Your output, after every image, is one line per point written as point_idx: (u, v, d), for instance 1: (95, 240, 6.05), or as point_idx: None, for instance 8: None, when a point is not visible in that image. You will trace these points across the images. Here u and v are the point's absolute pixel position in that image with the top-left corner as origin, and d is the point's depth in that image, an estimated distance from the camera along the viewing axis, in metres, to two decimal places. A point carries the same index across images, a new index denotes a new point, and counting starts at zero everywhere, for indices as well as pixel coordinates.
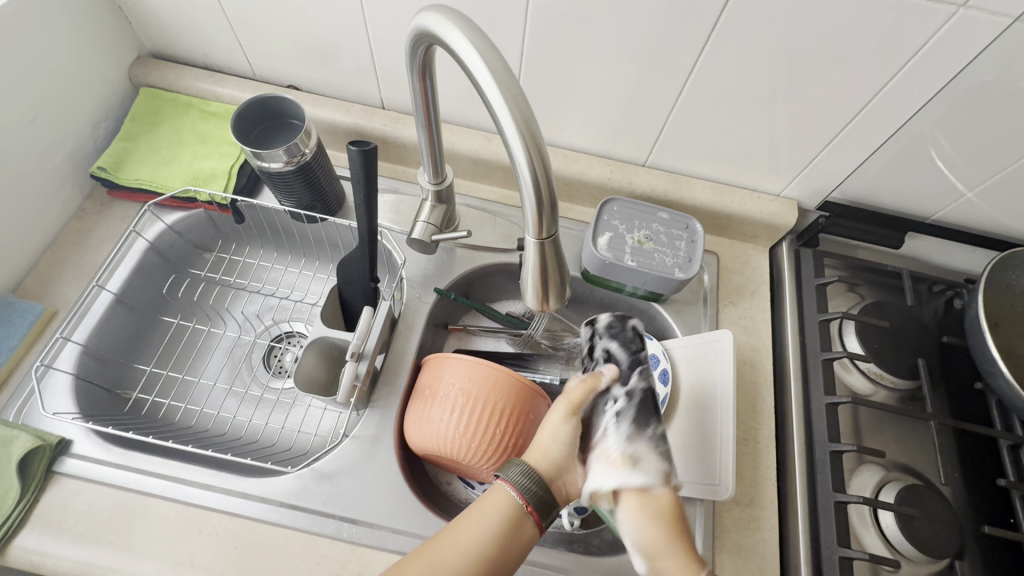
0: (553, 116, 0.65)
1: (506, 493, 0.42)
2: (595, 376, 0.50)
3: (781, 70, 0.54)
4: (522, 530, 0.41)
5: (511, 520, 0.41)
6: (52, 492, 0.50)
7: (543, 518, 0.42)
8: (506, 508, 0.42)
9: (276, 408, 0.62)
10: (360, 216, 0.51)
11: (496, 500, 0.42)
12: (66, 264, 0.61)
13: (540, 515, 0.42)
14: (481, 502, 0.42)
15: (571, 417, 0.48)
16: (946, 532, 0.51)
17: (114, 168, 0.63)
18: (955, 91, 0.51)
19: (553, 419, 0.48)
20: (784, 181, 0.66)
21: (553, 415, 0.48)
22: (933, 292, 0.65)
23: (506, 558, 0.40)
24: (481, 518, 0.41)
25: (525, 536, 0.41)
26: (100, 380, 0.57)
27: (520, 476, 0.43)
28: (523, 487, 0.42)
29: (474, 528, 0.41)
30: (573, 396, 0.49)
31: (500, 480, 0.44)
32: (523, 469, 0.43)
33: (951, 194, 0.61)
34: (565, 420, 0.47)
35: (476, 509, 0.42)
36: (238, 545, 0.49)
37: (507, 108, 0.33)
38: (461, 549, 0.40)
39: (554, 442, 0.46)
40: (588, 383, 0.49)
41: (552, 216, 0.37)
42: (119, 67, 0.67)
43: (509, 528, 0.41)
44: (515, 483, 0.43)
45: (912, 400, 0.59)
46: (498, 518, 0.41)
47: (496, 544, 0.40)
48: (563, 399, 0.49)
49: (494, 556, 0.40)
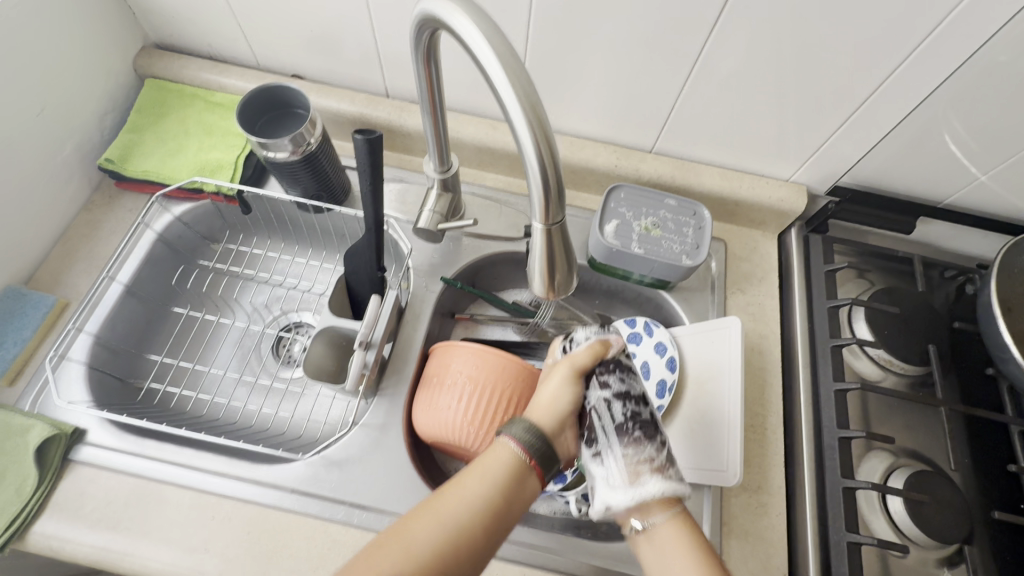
0: (560, 102, 0.65)
1: (510, 448, 0.44)
2: (603, 343, 0.51)
3: (793, 52, 0.52)
4: (525, 485, 0.42)
5: (516, 475, 0.42)
6: (68, 480, 0.51)
7: (544, 472, 0.44)
8: (510, 462, 0.43)
9: (285, 397, 0.62)
10: (366, 205, 0.51)
11: (498, 456, 0.43)
12: (75, 256, 0.62)
13: (541, 468, 0.44)
14: (483, 458, 0.43)
15: (575, 382, 0.49)
16: (954, 518, 0.51)
17: (122, 160, 0.63)
18: (969, 72, 0.50)
19: (558, 376, 0.49)
20: (794, 166, 0.65)
21: (558, 373, 0.49)
22: (944, 278, 0.64)
23: (510, 512, 0.41)
24: (484, 473, 0.42)
25: (528, 492, 0.42)
26: (112, 370, 0.58)
27: (522, 431, 0.44)
28: (525, 440, 0.44)
29: (479, 482, 0.41)
30: (580, 360, 0.50)
31: (502, 437, 0.45)
32: (526, 425, 0.45)
33: (964, 177, 0.60)
34: (570, 384, 0.49)
35: (478, 465, 0.43)
36: (251, 530, 0.50)
37: (513, 92, 0.33)
38: (468, 502, 0.40)
39: (559, 400, 0.48)
40: (597, 348, 0.51)
41: (560, 202, 0.37)
42: (125, 59, 0.66)
43: (514, 481, 0.42)
44: (517, 437, 0.44)
45: (922, 385, 0.59)
46: (503, 471, 0.42)
47: (501, 497, 0.41)
48: (567, 363, 0.50)
49: (499, 509, 0.41)
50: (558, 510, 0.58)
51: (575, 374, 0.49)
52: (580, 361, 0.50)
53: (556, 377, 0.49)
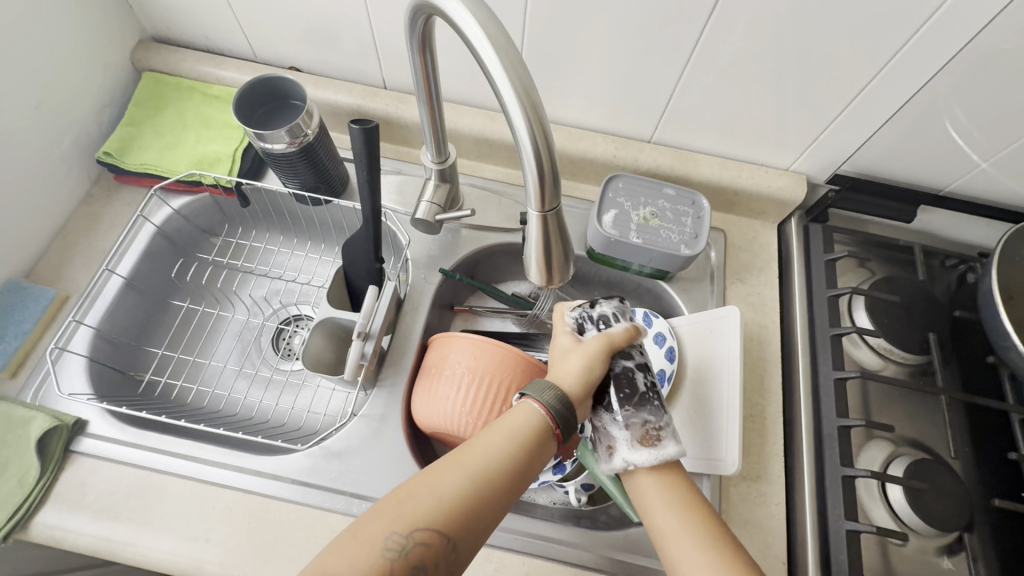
0: (558, 92, 0.64)
1: (534, 409, 0.43)
2: (636, 327, 0.50)
3: (791, 39, 0.52)
4: (549, 443, 0.42)
5: (539, 433, 0.42)
6: (70, 471, 0.51)
7: (563, 438, 0.43)
8: (535, 422, 0.42)
9: (285, 389, 0.63)
10: (364, 195, 0.51)
11: (524, 414, 0.43)
12: (76, 250, 0.62)
13: (563, 435, 0.43)
14: (507, 416, 0.43)
15: (607, 360, 0.47)
16: (954, 505, 0.51)
17: (120, 153, 0.63)
18: (969, 57, 0.50)
19: (586, 349, 0.47)
20: (794, 156, 0.65)
21: (591, 346, 0.47)
22: (945, 267, 0.64)
23: (533, 467, 0.42)
24: (509, 429, 0.42)
25: (552, 449, 0.43)
26: (113, 362, 0.58)
27: (555, 400, 0.43)
28: (557, 408, 0.42)
29: (505, 438, 0.41)
30: (615, 338, 0.48)
31: (525, 397, 0.44)
32: (558, 394, 0.43)
33: (965, 165, 0.60)
34: (602, 361, 0.47)
35: (501, 422, 0.43)
36: (252, 521, 0.50)
37: (507, 76, 0.32)
38: (493, 457, 0.41)
39: (591, 378, 0.46)
40: (632, 330, 0.50)
41: (555, 188, 0.36)
42: (122, 52, 0.66)
43: (537, 440, 0.42)
44: (547, 403, 0.43)
45: (922, 374, 0.58)
46: (528, 430, 0.42)
47: (526, 455, 0.41)
48: (602, 339, 0.48)
49: (524, 464, 0.41)
50: (558, 500, 0.58)
51: (607, 351, 0.47)
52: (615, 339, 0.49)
53: (587, 350, 0.47)
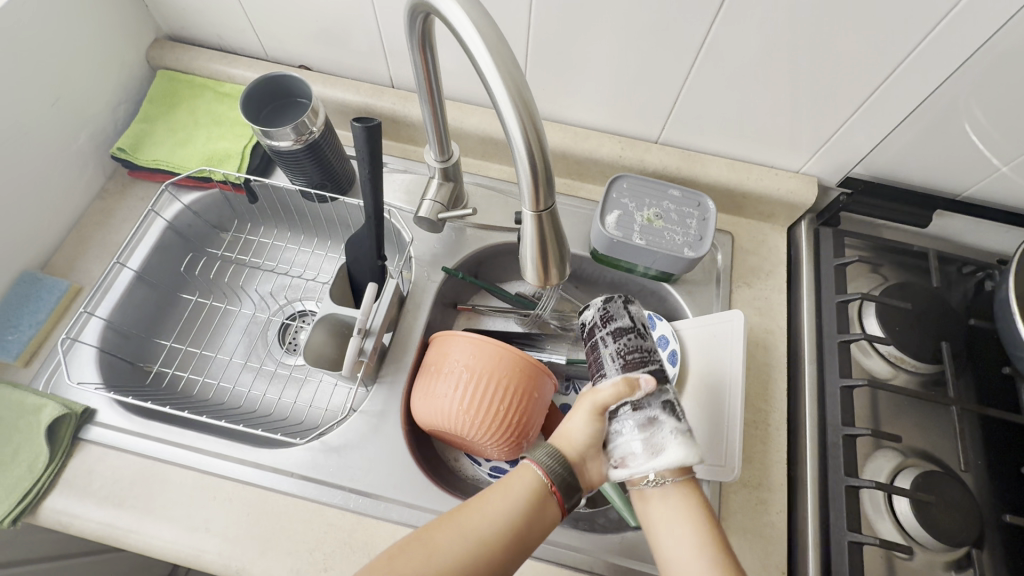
0: (563, 91, 0.64)
1: (533, 471, 0.43)
2: (629, 381, 0.46)
3: (802, 37, 0.51)
4: (545, 512, 0.42)
5: (538, 498, 0.42)
6: (78, 458, 0.52)
7: (566, 501, 0.43)
8: (534, 487, 0.43)
9: (288, 384, 0.63)
10: (367, 193, 0.51)
11: (522, 477, 0.43)
12: (90, 243, 0.64)
13: (563, 497, 0.43)
14: (509, 477, 0.43)
15: (595, 420, 0.45)
16: (963, 520, 0.49)
17: (133, 149, 0.65)
18: (987, 56, 0.48)
19: (580, 411, 0.46)
20: (805, 157, 0.64)
21: (581, 409, 0.46)
22: (963, 274, 0.62)
23: (529, 536, 0.41)
24: (512, 491, 0.42)
25: (548, 518, 0.42)
26: (123, 354, 0.60)
27: (546, 457, 0.44)
28: (548, 466, 0.43)
29: (502, 501, 0.42)
30: (602, 397, 0.46)
31: (527, 460, 0.45)
32: (548, 450, 0.44)
33: (984, 168, 0.58)
34: (590, 422, 0.45)
35: (504, 483, 0.43)
36: (250, 512, 0.50)
37: (500, 76, 0.32)
38: (490, 519, 0.41)
39: (576, 436, 0.45)
40: (622, 386, 0.46)
41: (549, 187, 0.36)
42: (138, 50, 0.68)
43: (539, 504, 0.42)
44: (539, 461, 0.44)
45: (934, 384, 0.57)
46: (524, 494, 0.42)
47: (524, 520, 0.41)
48: (588, 399, 0.46)
49: (520, 531, 0.41)
50: None
51: (596, 414, 0.46)
52: (605, 399, 0.46)
53: (581, 412, 0.46)
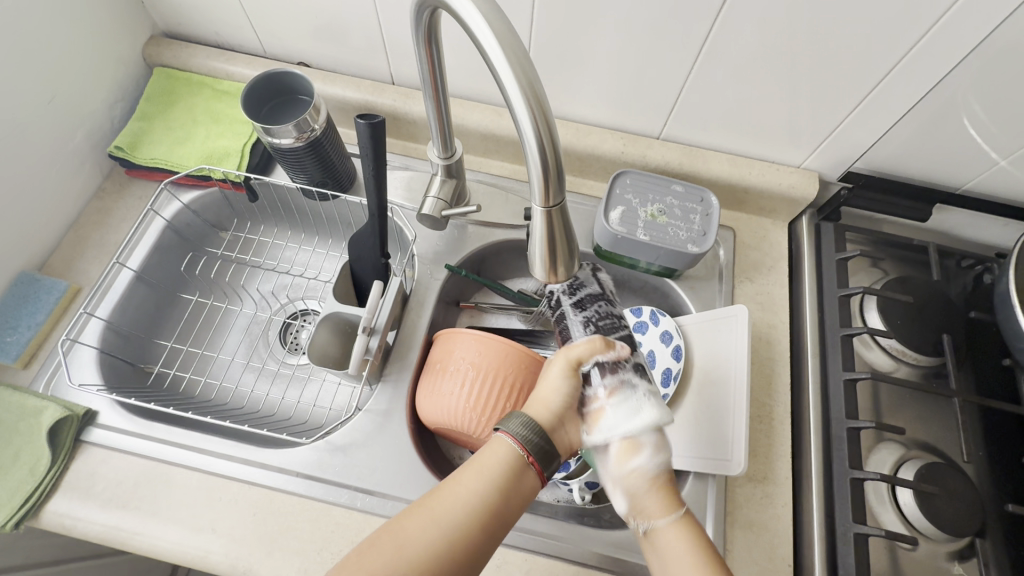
0: (565, 88, 0.64)
1: (507, 444, 0.44)
2: (606, 341, 0.48)
3: (804, 34, 0.51)
4: (523, 482, 0.43)
5: (512, 471, 0.43)
6: (80, 460, 0.52)
7: (543, 469, 0.44)
8: (506, 460, 0.43)
9: (291, 383, 0.63)
10: (370, 191, 0.51)
11: (495, 451, 0.44)
12: (88, 243, 0.63)
13: (541, 466, 0.44)
14: (481, 453, 0.44)
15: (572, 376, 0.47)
16: (965, 510, 0.50)
17: (131, 148, 0.64)
18: (986, 52, 0.49)
19: (557, 367, 0.47)
20: (806, 152, 0.64)
21: (557, 367, 0.47)
22: (961, 268, 0.63)
23: (504, 511, 0.41)
24: (484, 468, 0.42)
25: (524, 490, 0.43)
26: (123, 355, 0.59)
27: (521, 428, 0.44)
28: (525, 438, 0.44)
29: (476, 479, 0.42)
30: (577, 352, 0.48)
31: (500, 431, 0.45)
32: (523, 421, 0.45)
33: (982, 162, 0.58)
34: (566, 379, 0.47)
35: (476, 459, 0.43)
36: (256, 513, 0.50)
37: (512, 70, 0.32)
38: (462, 499, 0.41)
39: (556, 395, 0.46)
40: (598, 344, 0.48)
41: (559, 183, 0.36)
42: (134, 48, 0.67)
43: (512, 477, 0.42)
44: (515, 435, 0.44)
45: (936, 376, 0.57)
46: (497, 470, 0.42)
47: (498, 495, 0.41)
48: (564, 355, 0.48)
49: (495, 507, 0.41)
50: (561, 498, 0.57)
51: (573, 370, 0.47)
52: (580, 355, 0.48)
53: (555, 372, 0.47)
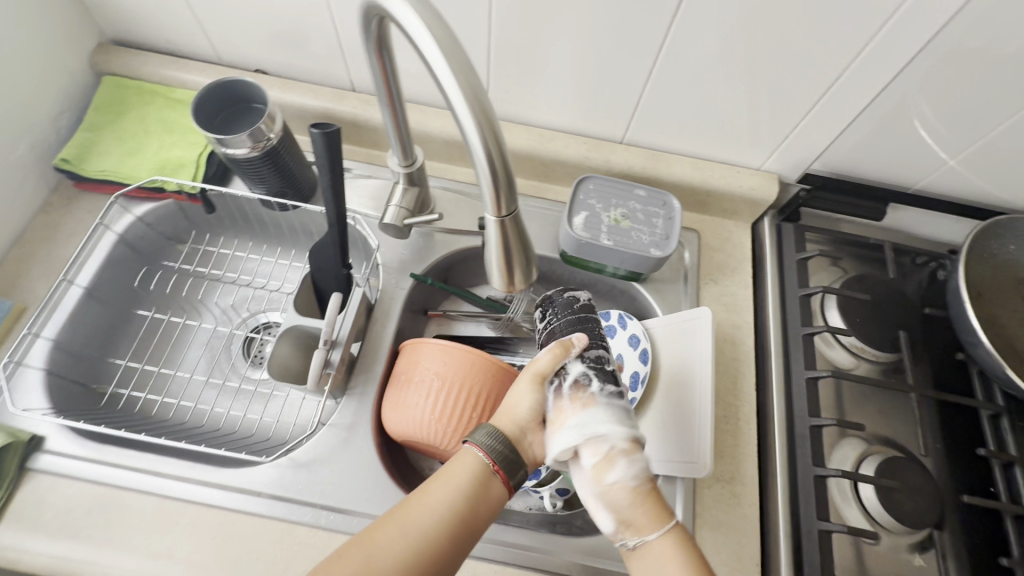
0: (527, 93, 0.63)
1: (476, 455, 0.43)
2: (564, 344, 0.48)
3: (758, 37, 0.52)
4: (490, 490, 0.42)
5: (480, 478, 0.42)
6: (26, 488, 0.49)
7: (511, 479, 0.43)
8: (475, 468, 0.42)
9: (254, 399, 0.61)
10: (328, 201, 0.50)
11: (463, 462, 0.43)
12: (34, 259, 0.60)
13: (507, 476, 0.43)
14: (448, 464, 0.43)
15: (536, 387, 0.47)
16: (923, 503, 0.51)
17: (79, 159, 0.61)
18: (931, 55, 0.50)
19: (524, 382, 0.47)
20: (765, 155, 0.65)
21: (523, 379, 0.47)
22: (916, 264, 0.64)
23: (474, 519, 0.41)
24: (452, 477, 0.42)
25: (495, 500, 0.42)
26: (74, 375, 0.57)
27: (487, 438, 0.44)
28: (490, 448, 0.43)
29: (445, 489, 0.41)
30: (541, 364, 0.47)
31: (468, 443, 0.44)
32: (490, 431, 0.44)
33: (933, 162, 0.60)
34: (532, 389, 0.47)
35: (443, 470, 0.43)
36: (215, 536, 0.48)
37: (457, 81, 0.32)
38: (431, 509, 0.40)
39: (521, 408, 0.47)
40: (558, 350, 0.48)
41: (511, 191, 0.36)
42: (80, 56, 0.65)
43: (481, 484, 0.42)
44: (484, 445, 0.43)
45: (894, 371, 0.59)
46: (466, 479, 0.42)
47: (467, 503, 0.41)
48: (526, 368, 0.48)
49: (466, 517, 0.40)
50: (533, 506, 0.57)
51: (538, 382, 0.47)
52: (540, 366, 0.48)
53: (520, 383, 0.47)
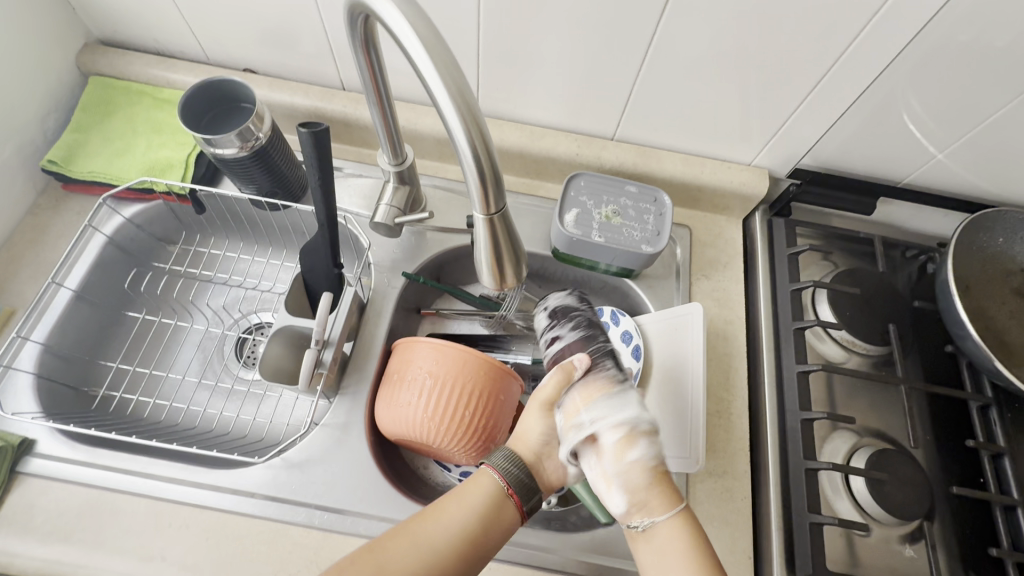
0: (517, 90, 0.63)
1: (491, 477, 0.44)
2: (567, 368, 0.50)
3: (747, 32, 0.52)
4: (505, 514, 0.42)
5: (497, 502, 0.42)
6: (17, 493, 0.49)
7: (526, 504, 0.43)
8: (491, 490, 0.42)
9: (247, 400, 0.61)
10: (317, 200, 0.50)
11: (482, 480, 0.43)
12: (22, 262, 0.60)
13: (522, 500, 0.43)
14: (467, 484, 0.43)
15: (547, 415, 0.49)
16: (916, 496, 0.51)
17: (66, 161, 0.61)
18: (918, 48, 0.50)
19: (534, 412, 0.49)
20: (755, 150, 0.65)
21: (533, 407, 0.49)
22: (906, 258, 0.65)
23: (486, 542, 0.41)
24: (469, 498, 0.42)
25: (509, 523, 0.42)
26: (64, 378, 0.57)
27: (504, 462, 0.44)
28: (509, 472, 0.44)
29: (461, 507, 0.41)
30: (547, 393, 0.49)
31: (485, 465, 0.45)
32: (505, 455, 0.45)
33: (921, 156, 0.60)
34: (542, 417, 0.49)
35: (461, 489, 0.43)
36: (208, 537, 0.48)
37: (441, 79, 0.32)
38: (446, 526, 0.40)
39: (531, 434, 0.48)
40: (561, 377, 0.50)
41: (498, 189, 0.36)
42: (66, 57, 0.64)
43: (497, 509, 0.42)
44: (498, 467, 0.44)
45: (884, 364, 0.59)
46: (484, 499, 0.42)
47: (482, 525, 0.41)
48: (535, 398, 0.50)
49: (479, 538, 0.40)
50: None
51: (546, 410, 0.49)
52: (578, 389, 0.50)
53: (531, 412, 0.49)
